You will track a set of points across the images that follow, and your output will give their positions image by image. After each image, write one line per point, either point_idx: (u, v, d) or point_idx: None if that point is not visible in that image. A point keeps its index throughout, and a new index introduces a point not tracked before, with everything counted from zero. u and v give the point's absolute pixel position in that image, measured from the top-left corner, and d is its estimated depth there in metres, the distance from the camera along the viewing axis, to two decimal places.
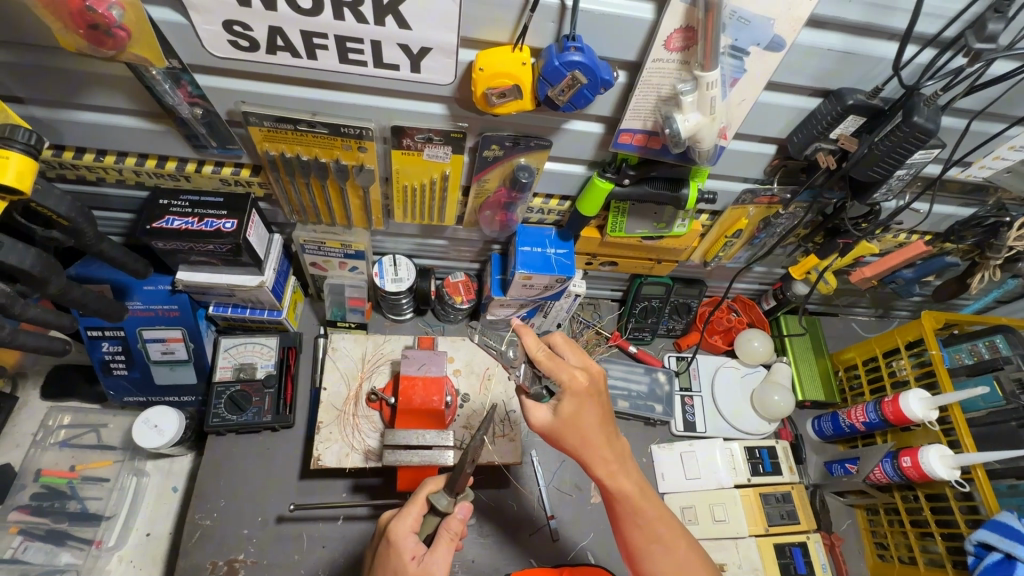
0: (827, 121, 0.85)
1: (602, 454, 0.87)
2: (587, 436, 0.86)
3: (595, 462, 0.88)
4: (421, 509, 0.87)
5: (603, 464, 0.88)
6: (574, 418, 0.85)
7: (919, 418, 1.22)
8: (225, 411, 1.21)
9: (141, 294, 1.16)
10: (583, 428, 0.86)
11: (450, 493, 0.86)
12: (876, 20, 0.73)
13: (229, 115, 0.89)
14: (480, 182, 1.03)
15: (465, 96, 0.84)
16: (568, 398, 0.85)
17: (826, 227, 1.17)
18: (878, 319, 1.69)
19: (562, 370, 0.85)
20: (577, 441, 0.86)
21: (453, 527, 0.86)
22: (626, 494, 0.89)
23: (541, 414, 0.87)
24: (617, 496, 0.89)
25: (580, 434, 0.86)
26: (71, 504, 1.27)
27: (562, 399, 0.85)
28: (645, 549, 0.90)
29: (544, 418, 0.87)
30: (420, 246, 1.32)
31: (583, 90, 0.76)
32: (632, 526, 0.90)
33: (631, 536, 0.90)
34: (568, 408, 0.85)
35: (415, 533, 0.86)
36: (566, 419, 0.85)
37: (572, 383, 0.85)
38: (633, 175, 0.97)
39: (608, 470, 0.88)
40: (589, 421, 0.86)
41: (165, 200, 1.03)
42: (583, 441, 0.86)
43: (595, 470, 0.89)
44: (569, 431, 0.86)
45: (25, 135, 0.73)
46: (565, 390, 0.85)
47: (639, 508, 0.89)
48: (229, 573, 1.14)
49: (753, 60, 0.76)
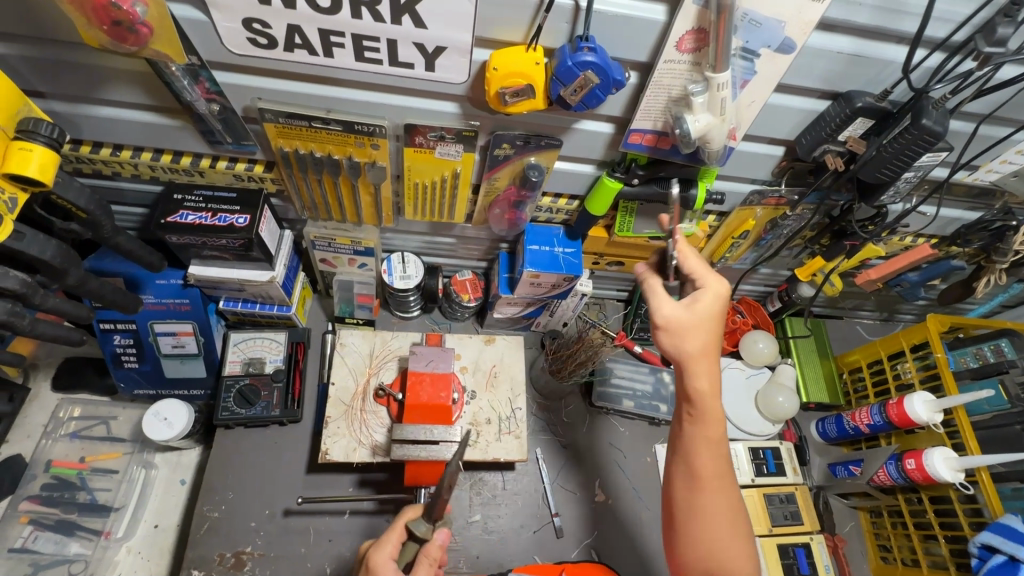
0: (835, 124, 0.86)
1: (711, 369, 0.88)
2: (701, 340, 0.87)
3: (698, 374, 0.87)
4: (400, 536, 0.88)
5: (705, 380, 0.87)
6: (692, 321, 0.87)
7: (924, 421, 1.22)
8: (233, 405, 1.23)
9: (153, 288, 1.17)
10: (696, 333, 0.87)
11: (428, 520, 0.86)
12: (886, 24, 0.74)
13: (245, 112, 0.90)
14: (491, 180, 1.04)
15: (477, 95, 0.86)
16: (706, 296, 0.87)
17: (832, 229, 1.17)
18: (882, 322, 1.70)
19: (709, 277, 0.88)
20: (693, 343, 0.87)
21: (433, 553, 0.85)
22: (716, 421, 0.88)
23: (666, 309, 0.89)
24: (705, 421, 0.88)
25: (698, 337, 0.87)
26: (81, 495, 1.29)
27: (699, 296, 0.87)
28: (708, 487, 0.87)
29: (667, 312, 0.88)
30: (429, 243, 1.33)
31: (595, 89, 0.77)
32: (708, 460, 0.88)
33: (699, 469, 0.88)
34: (704, 307, 0.87)
35: (394, 560, 0.86)
36: (686, 317, 0.87)
37: (711, 288, 0.87)
38: (642, 174, 0.98)
39: (704, 387, 0.87)
40: (705, 328, 0.87)
41: (179, 195, 1.05)
42: (696, 347, 0.87)
43: (696, 383, 0.87)
44: (689, 332, 0.87)
45: (48, 128, 0.75)
46: (707, 290, 0.87)
47: (716, 443, 0.88)
48: (236, 565, 1.15)
49: (764, 61, 0.76)
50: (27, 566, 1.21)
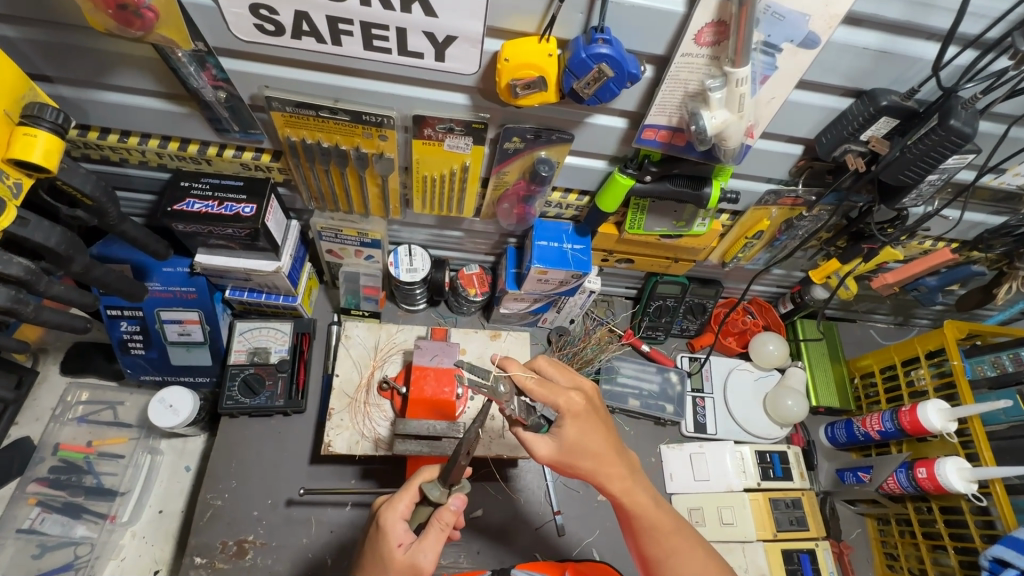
0: (858, 122, 0.83)
1: (617, 471, 0.86)
2: (595, 457, 0.85)
3: (608, 479, 0.86)
4: (413, 497, 0.86)
5: (615, 479, 0.86)
6: (576, 443, 0.84)
7: (938, 429, 1.19)
8: (238, 394, 1.23)
9: (159, 276, 1.17)
10: (585, 452, 0.84)
11: (443, 484, 0.86)
12: (916, 19, 0.71)
13: (252, 100, 0.89)
14: (500, 174, 1.02)
15: (488, 87, 0.83)
16: (570, 422, 0.84)
17: (850, 231, 1.14)
18: (897, 327, 1.66)
19: (558, 397, 0.85)
20: (588, 463, 0.84)
21: (445, 517, 0.83)
22: (642, 508, 0.86)
23: (543, 447, 0.85)
24: (633, 511, 0.87)
25: (587, 455, 0.84)
26: (87, 478, 1.30)
27: (563, 425, 0.84)
28: (665, 563, 0.86)
29: (546, 452, 0.85)
30: (436, 237, 1.32)
31: (609, 83, 0.75)
32: (650, 539, 0.87)
33: (649, 550, 0.87)
34: (570, 433, 0.84)
35: (404, 520, 0.85)
36: (570, 443, 0.84)
37: (569, 411, 0.85)
38: (655, 171, 0.96)
39: (621, 487, 0.86)
40: (591, 443, 0.84)
41: (186, 183, 1.04)
42: (593, 461, 0.85)
43: (611, 486, 0.86)
44: (575, 458, 0.84)
45: (53, 114, 0.74)
46: (564, 413, 0.85)
47: (655, 526, 0.87)
48: (238, 553, 1.16)
49: (786, 57, 0.74)
50: (34, 547, 1.22)
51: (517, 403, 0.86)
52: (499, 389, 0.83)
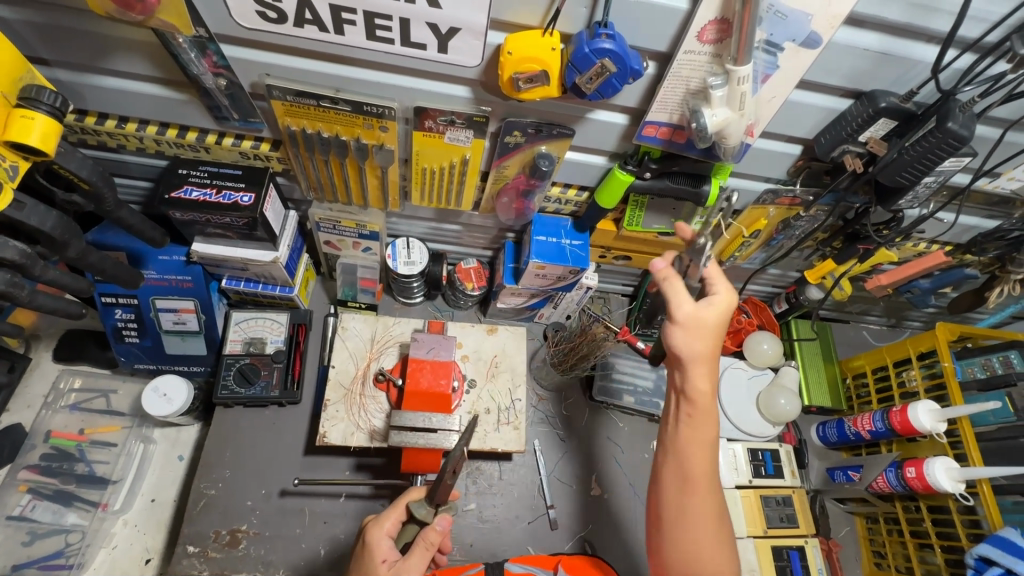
0: (857, 123, 0.84)
1: (711, 375, 0.86)
2: (706, 346, 0.85)
3: (699, 381, 0.86)
4: (399, 515, 0.88)
5: (706, 390, 0.86)
6: (710, 327, 0.84)
7: (928, 429, 1.21)
8: (233, 384, 1.22)
9: (155, 264, 1.16)
10: (702, 337, 0.85)
11: (429, 504, 0.85)
12: (916, 20, 0.71)
13: (252, 88, 0.89)
14: (500, 168, 1.02)
15: (490, 80, 0.83)
16: (717, 308, 0.85)
17: (845, 232, 1.15)
18: (889, 329, 1.68)
19: (720, 282, 0.87)
20: (703, 344, 0.84)
21: (430, 538, 0.83)
22: (700, 433, 0.87)
23: (686, 307, 0.85)
24: (697, 432, 0.87)
25: (709, 340, 0.85)
26: (79, 466, 1.29)
27: (716, 298, 0.85)
28: (691, 498, 0.87)
29: (687, 309, 0.85)
30: (434, 230, 1.32)
31: (612, 78, 0.75)
32: (697, 456, 0.87)
33: (691, 478, 0.87)
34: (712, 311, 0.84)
35: (391, 537, 0.87)
36: (702, 321, 0.84)
37: (727, 296, 0.86)
38: (655, 168, 0.96)
39: (705, 392, 0.86)
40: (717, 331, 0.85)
41: (184, 170, 1.03)
42: (704, 351, 0.85)
43: (701, 387, 0.86)
44: (703, 334, 0.84)
45: (51, 97, 0.73)
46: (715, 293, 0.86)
47: (714, 451, 0.88)
48: (231, 543, 1.15)
49: (787, 56, 0.74)
50: (24, 534, 1.21)
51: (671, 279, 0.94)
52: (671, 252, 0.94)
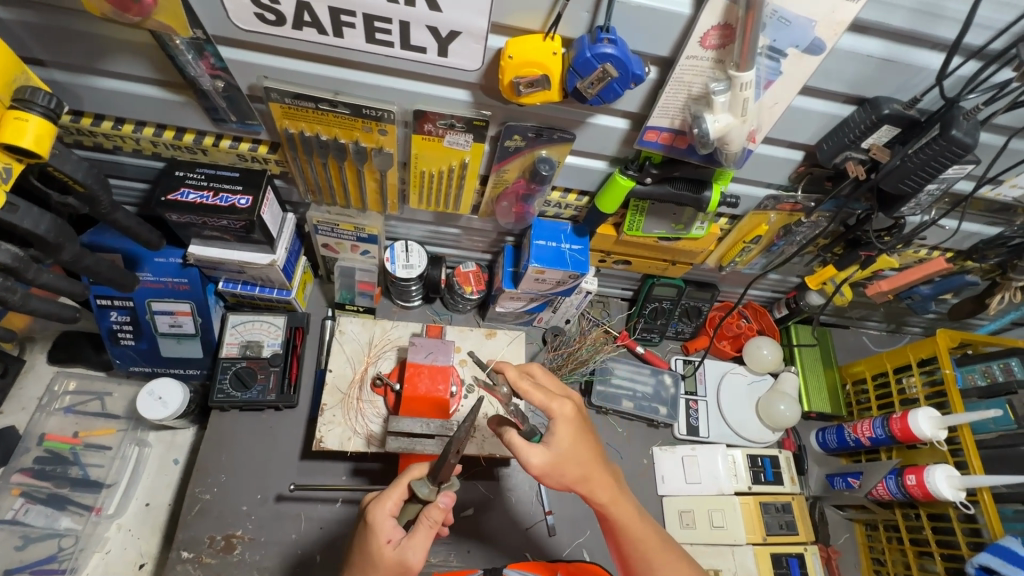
0: (860, 130, 0.83)
1: (604, 482, 0.86)
2: (584, 465, 0.84)
3: (594, 489, 0.85)
4: (401, 494, 0.86)
5: (602, 488, 0.86)
6: (566, 455, 0.82)
7: (928, 437, 1.20)
8: (229, 387, 1.21)
9: (151, 266, 1.15)
10: (571, 467, 0.83)
11: (432, 482, 0.84)
12: (921, 28, 0.71)
13: (250, 90, 0.88)
14: (499, 172, 1.01)
15: (490, 84, 0.83)
16: (563, 429, 0.82)
17: (847, 239, 1.14)
18: (889, 334, 1.68)
19: (554, 402, 0.84)
20: (572, 473, 0.83)
21: (433, 516, 0.83)
22: (627, 516, 0.87)
23: (535, 458, 0.81)
24: (618, 520, 0.87)
25: (575, 466, 0.83)
26: (73, 470, 1.28)
27: (554, 430, 0.83)
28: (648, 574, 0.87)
29: (539, 460, 0.82)
30: (433, 233, 1.31)
31: (613, 83, 0.74)
32: (632, 547, 0.87)
33: (634, 560, 0.88)
34: (564, 438, 0.82)
35: (393, 517, 0.85)
36: (563, 450, 0.82)
37: (562, 416, 0.83)
38: (656, 173, 0.95)
39: (608, 494, 0.86)
40: (579, 450, 0.83)
41: (181, 172, 1.02)
42: (580, 471, 0.83)
43: (597, 496, 0.86)
44: (565, 466, 0.82)
45: (45, 98, 0.72)
46: (556, 419, 0.83)
47: (635, 536, 0.87)
48: (226, 548, 1.14)
49: (790, 63, 0.73)
50: (17, 539, 1.20)
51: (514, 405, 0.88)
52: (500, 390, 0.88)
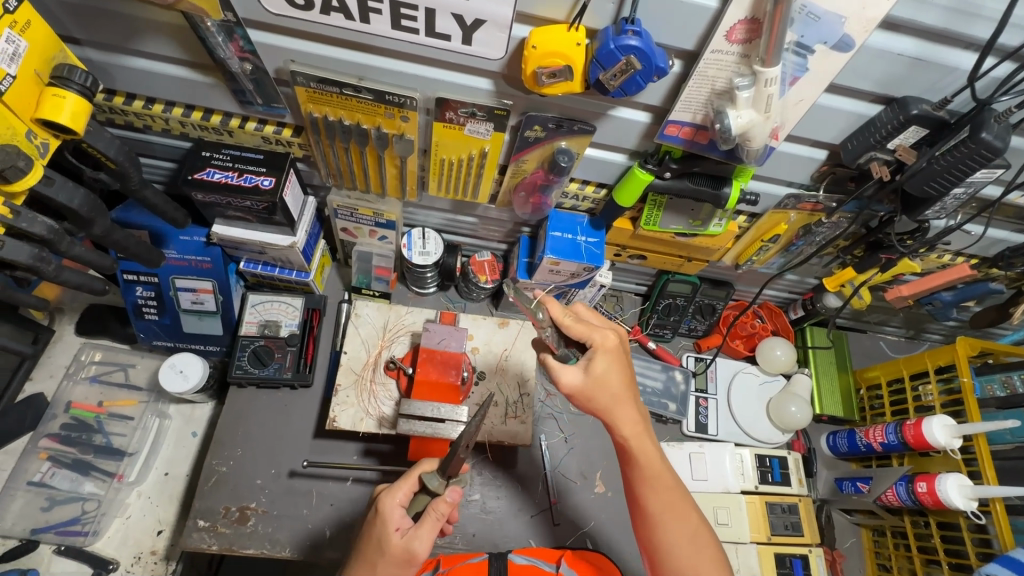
0: (886, 130, 0.82)
1: (630, 416, 0.88)
2: (614, 396, 0.87)
3: (620, 421, 0.88)
4: (411, 486, 0.88)
5: (628, 422, 0.88)
6: (598, 383, 0.86)
7: (942, 445, 1.19)
8: (247, 364, 1.25)
9: (176, 244, 1.18)
10: (602, 393, 0.87)
11: (442, 475, 0.87)
12: (954, 27, 0.69)
13: (277, 74, 0.89)
14: (518, 162, 1.01)
15: (513, 74, 0.83)
16: (601, 359, 0.86)
17: (867, 241, 1.13)
18: (907, 340, 1.65)
19: (595, 333, 0.87)
20: (602, 401, 0.87)
21: (440, 509, 0.85)
22: (648, 456, 0.89)
23: (568, 380, 0.87)
24: (639, 457, 0.89)
25: (605, 394, 0.87)
26: (97, 437, 1.34)
27: (592, 359, 0.87)
28: (658, 516, 0.89)
29: (570, 382, 0.87)
30: (450, 221, 1.32)
31: (636, 76, 0.74)
32: (649, 489, 0.89)
33: (647, 500, 0.89)
34: (600, 367, 0.86)
35: (402, 507, 0.87)
36: (596, 377, 0.86)
37: (602, 347, 0.87)
38: (675, 168, 0.94)
39: (633, 430, 0.89)
40: (612, 378, 0.87)
41: (207, 152, 1.05)
42: (610, 399, 0.87)
43: (621, 428, 0.89)
44: (595, 393, 0.87)
45: (82, 76, 0.74)
46: (596, 349, 0.87)
47: (652, 477, 0.89)
48: (240, 519, 1.18)
49: (817, 59, 0.72)
50: (44, 500, 1.27)
51: (550, 331, 0.92)
52: (538, 316, 0.90)
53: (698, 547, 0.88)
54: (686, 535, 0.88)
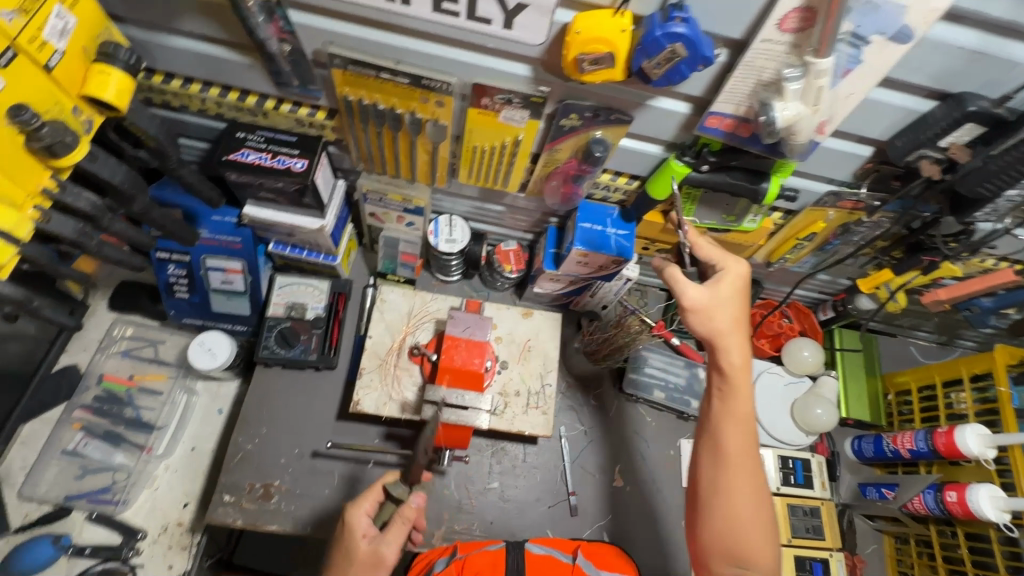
0: (940, 127, 0.79)
1: (743, 346, 0.91)
2: (731, 322, 0.90)
3: (729, 348, 0.90)
4: (377, 496, 0.94)
5: (738, 354, 0.90)
6: (723, 305, 0.90)
7: (975, 455, 1.16)
8: (274, 345, 1.26)
9: (208, 224, 1.20)
10: (721, 315, 0.90)
11: (405, 483, 0.94)
12: (1022, 19, 0.66)
13: (314, 55, 0.89)
14: (552, 151, 1.00)
15: (552, 60, 0.82)
16: (730, 284, 0.91)
17: (908, 242, 1.10)
18: (939, 346, 1.61)
19: (730, 259, 0.92)
20: (713, 325, 0.90)
21: (407, 513, 0.90)
22: (745, 393, 0.90)
23: (691, 293, 0.90)
24: (735, 391, 0.90)
25: (727, 315, 0.90)
26: (128, 411, 1.37)
27: (722, 279, 0.91)
28: (733, 455, 0.89)
29: (695, 293, 0.90)
30: (478, 209, 1.32)
31: (681, 64, 0.72)
32: (736, 429, 0.90)
33: (727, 436, 0.89)
34: (727, 289, 0.90)
35: (369, 516, 0.93)
36: (722, 297, 0.90)
37: (734, 275, 0.92)
38: (713, 161, 0.93)
39: (736, 363, 0.90)
40: (735, 305, 0.90)
41: (242, 134, 1.05)
42: (731, 322, 0.90)
43: (729, 354, 0.90)
44: (716, 312, 0.90)
45: (126, 54, 0.75)
46: (726, 273, 0.91)
47: (741, 417, 0.90)
48: (264, 496, 1.20)
49: (873, 51, 0.69)
50: (77, 469, 1.32)
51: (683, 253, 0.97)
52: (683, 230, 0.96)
53: (753, 494, 0.88)
54: (750, 482, 0.88)
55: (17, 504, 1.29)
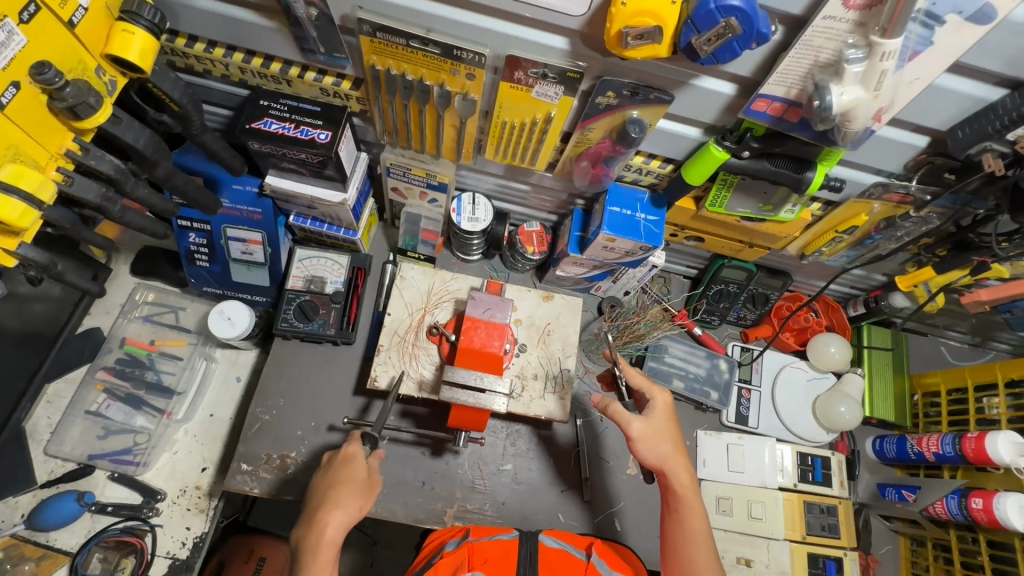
0: (1008, 119, 0.73)
1: (686, 465, 0.98)
2: (670, 446, 0.98)
3: (675, 470, 0.97)
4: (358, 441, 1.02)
5: (683, 472, 0.97)
6: (660, 430, 0.99)
7: (1005, 463, 1.13)
8: (293, 318, 1.26)
9: (229, 192, 1.19)
10: (660, 440, 0.98)
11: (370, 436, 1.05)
12: None
13: (342, 21, 0.85)
14: (584, 130, 0.96)
15: (593, 33, 0.77)
16: (661, 413, 1.00)
17: (954, 240, 1.05)
18: (971, 348, 1.55)
19: (653, 389, 1.03)
20: (658, 451, 0.98)
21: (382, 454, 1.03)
22: (696, 509, 0.96)
23: (636, 425, 0.98)
24: (687, 513, 0.96)
25: (666, 440, 0.98)
26: (149, 374, 1.39)
27: (653, 409, 1.00)
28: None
29: (638, 427, 0.98)
30: (502, 188, 1.28)
31: (733, 41, 0.67)
32: (695, 549, 0.94)
33: (688, 556, 0.93)
34: (660, 419, 0.99)
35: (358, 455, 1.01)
36: (657, 424, 0.99)
37: (664, 401, 1.02)
38: (756, 147, 0.87)
39: (684, 481, 0.97)
40: (671, 431, 0.99)
41: (265, 102, 1.02)
42: (668, 447, 0.98)
43: (675, 477, 0.97)
44: (657, 441, 0.98)
45: (151, 12, 0.72)
46: (659, 402, 1.01)
47: (696, 533, 0.95)
48: (281, 466, 1.21)
49: (946, 32, 0.64)
50: (100, 429, 1.35)
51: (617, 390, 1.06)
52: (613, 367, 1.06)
53: None
54: None
55: (43, 460, 1.32)
